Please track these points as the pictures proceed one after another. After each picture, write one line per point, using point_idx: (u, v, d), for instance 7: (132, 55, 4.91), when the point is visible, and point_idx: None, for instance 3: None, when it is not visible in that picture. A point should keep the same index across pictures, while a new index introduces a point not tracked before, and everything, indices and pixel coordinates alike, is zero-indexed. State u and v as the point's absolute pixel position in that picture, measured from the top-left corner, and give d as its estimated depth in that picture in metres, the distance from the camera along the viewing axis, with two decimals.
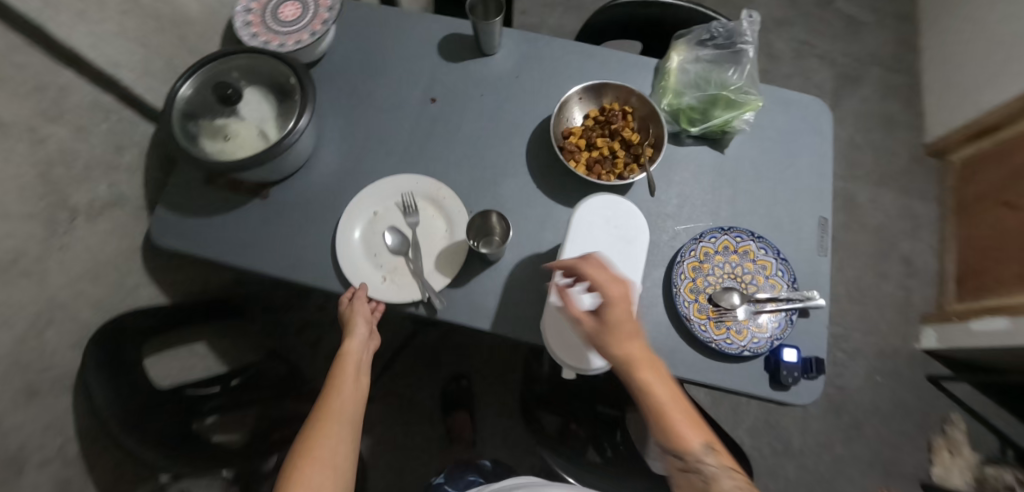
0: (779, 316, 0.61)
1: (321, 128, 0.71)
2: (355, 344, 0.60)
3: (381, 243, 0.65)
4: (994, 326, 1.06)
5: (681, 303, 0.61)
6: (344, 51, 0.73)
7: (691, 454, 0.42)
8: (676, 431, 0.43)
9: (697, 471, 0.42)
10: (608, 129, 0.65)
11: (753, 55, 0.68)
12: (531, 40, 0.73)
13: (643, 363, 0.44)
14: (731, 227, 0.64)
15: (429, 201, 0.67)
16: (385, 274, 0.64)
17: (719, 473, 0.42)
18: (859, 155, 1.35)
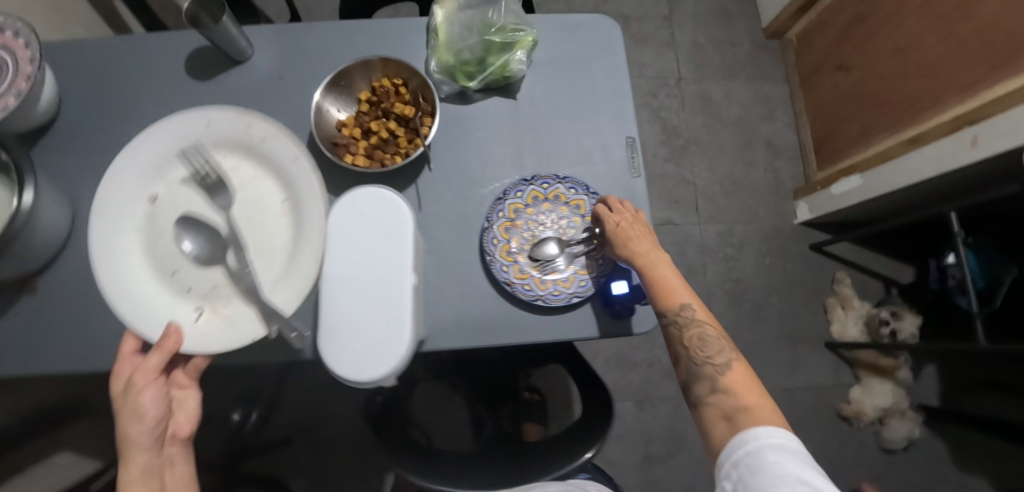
0: (601, 253, 0.60)
1: (78, 196, 0.63)
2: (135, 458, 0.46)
3: (179, 255, 0.54)
4: (851, 186, 1.13)
5: (499, 269, 0.58)
6: (79, 105, 0.65)
7: (672, 308, 0.54)
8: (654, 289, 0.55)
9: (677, 321, 0.54)
10: (381, 110, 0.60)
11: None
12: (285, 32, 0.66)
13: (635, 245, 0.55)
14: (535, 176, 0.61)
15: (227, 150, 0.56)
16: (200, 305, 0.53)
17: (691, 318, 0.54)
18: (706, 55, 1.36)
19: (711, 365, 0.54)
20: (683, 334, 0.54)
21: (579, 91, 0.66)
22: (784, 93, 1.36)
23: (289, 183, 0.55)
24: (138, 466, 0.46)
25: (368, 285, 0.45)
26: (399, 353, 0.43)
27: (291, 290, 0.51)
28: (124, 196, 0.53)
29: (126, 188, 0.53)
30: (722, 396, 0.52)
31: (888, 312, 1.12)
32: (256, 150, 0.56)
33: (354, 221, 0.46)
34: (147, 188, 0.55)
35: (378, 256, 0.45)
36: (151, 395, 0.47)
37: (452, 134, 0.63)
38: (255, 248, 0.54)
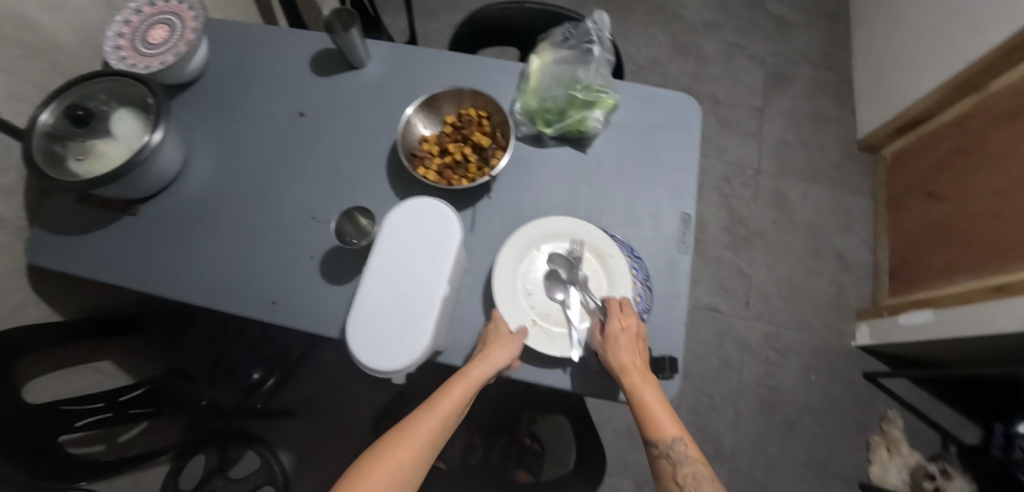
0: None
1: (195, 146, 0.73)
2: (484, 368, 0.51)
3: (536, 286, 0.60)
4: (922, 321, 1.05)
5: (527, 309, 0.59)
6: (219, 73, 0.76)
7: (661, 440, 0.51)
8: (647, 419, 0.51)
9: (666, 456, 0.50)
10: (460, 135, 0.66)
11: (600, 55, 0.68)
12: (399, 50, 0.75)
13: (631, 369, 0.53)
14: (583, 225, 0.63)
15: (593, 254, 0.61)
16: (535, 318, 0.58)
17: (683, 459, 0.50)
18: (790, 153, 1.34)
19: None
20: (675, 471, 0.50)
21: (647, 160, 0.68)
22: (867, 209, 1.30)
23: (589, 258, 0.61)
24: (481, 380, 0.51)
25: (403, 283, 0.48)
26: (412, 354, 0.45)
27: (546, 334, 0.58)
28: (524, 236, 0.61)
29: (530, 233, 0.61)
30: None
31: (937, 467, 1.01)
32: (607, 257, 0.61)
33: (410, 226, 0.50)
34: (519, 238, 0.60)
35: (417, 260, 0.49)
36: (500, 352, 0.53)
37: (518, 171, 0.67)
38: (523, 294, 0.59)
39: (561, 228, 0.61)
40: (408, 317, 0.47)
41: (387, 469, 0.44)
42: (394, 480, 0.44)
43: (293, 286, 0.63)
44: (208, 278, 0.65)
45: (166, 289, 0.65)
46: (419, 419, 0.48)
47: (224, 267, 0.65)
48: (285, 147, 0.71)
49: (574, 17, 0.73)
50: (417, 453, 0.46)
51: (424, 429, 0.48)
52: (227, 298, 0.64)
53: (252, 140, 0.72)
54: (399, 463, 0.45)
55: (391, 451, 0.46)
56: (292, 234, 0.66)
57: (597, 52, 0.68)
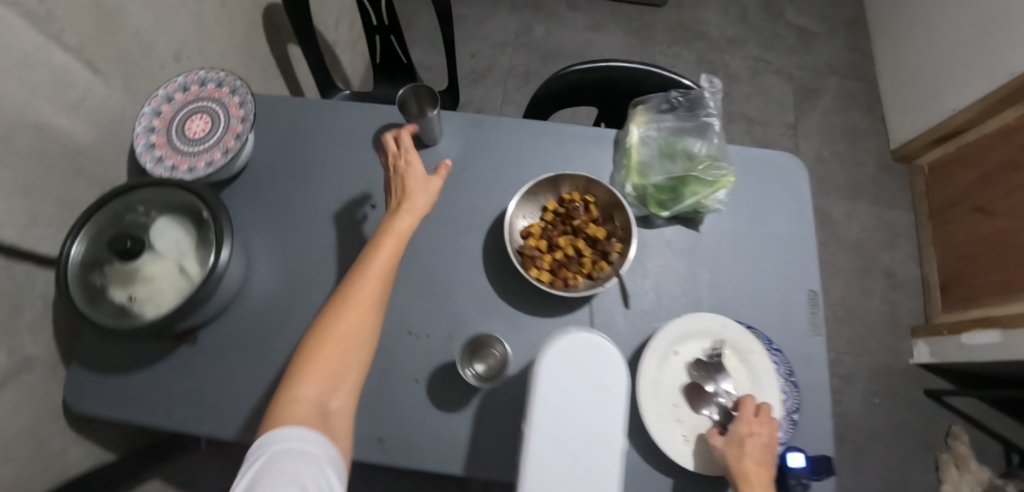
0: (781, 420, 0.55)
1: (253, 252, 0.63)
2: (406, 222, 0.50)
3: (679, 396, 0.55)
4: (989, 341, 1.04)
5: (676, 425, 0.53)
6: (269, 162, 0.67)
7: None
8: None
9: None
10: (569, 225, 0.59)
11: (718, 127, 0.63)
12: (475, 123, 0.67)
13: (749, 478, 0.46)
14: (719, 318, 0.57)
15: (732, 351, 0.57)
16: (686, 434, 0.53)
17: None
18: (829, 169, 1.32)
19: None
20: None
21: (764, 232, 0.63)
22: (908, 222, 1.29)
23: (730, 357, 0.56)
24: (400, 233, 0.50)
25: (578, 442, 0.41)
26: None
27: (703, 453, 0.52)
28: (661, 343, 0.55)
29: (665, 338, 0.55)
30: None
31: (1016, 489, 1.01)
32: (748, 355, 0.56)
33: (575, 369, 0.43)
34: (657, 346, 0.55)
35: (589, 412, 0.42)
36: (421, 195, 0.52)
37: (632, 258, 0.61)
38: (670, 408, 0.54)
39: (697, 327, 0.56)
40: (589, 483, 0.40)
41: (314, 384, 0.43)
42: (327, 382, 0.43)
43: (401, 417, 0.55)
44: None
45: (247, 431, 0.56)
46: (357, 295, 0.47)
47: None
48: (360, 247, 0.63)
49: (675, 80, 0.68)
50: (360, 350, 0.46)
51: (366, 318, 0.46)
52: None
53: (320, 239, 0.64)
54: (343, 363, 0.45)
55: (333, 350, 0.44)
56: (388, 354, 0.57)
57: (706, 123, 0.63)
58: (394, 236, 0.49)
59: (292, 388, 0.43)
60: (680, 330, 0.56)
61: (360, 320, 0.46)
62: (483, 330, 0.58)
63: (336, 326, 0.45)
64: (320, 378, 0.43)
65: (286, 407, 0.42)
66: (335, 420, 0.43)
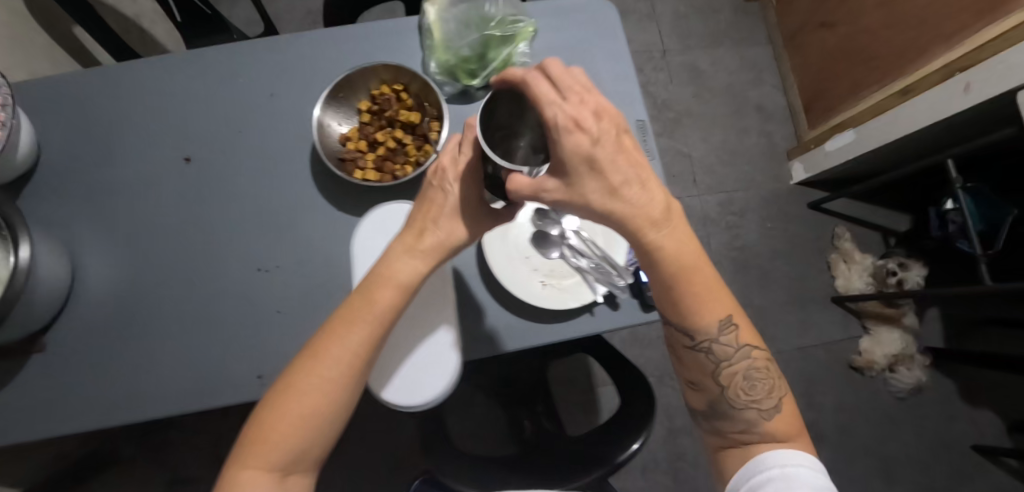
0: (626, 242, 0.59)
1: (76, 242, 0.59)
2: (404, 268, 0.41)
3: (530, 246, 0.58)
4: (846, 142, 1.14)
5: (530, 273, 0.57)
6: (62, 146, 0.60)
7: (709, 328, 0.45)
8: (691, 309, 0.44)
9: (710, 349, 0.46)
10: (384, 119, 0.58)
11: None
12: (271, 45, 0.63)
13: (659, 227, 0.40)
14: None
15: None
16: (544, 278, 0.57)
17: (729, 341, 0.46)
18: (688, 23, 1.34)
19: (755, 410, 0.46)
20: (717, 365, 0.47)
21: (585, 78, 0.64)
22: (768, 56, 1.36)
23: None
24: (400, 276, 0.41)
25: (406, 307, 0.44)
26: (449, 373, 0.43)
27: (559, 290, 0.56)
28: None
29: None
30: (762, 439, 0.45)
31: (896, 263, 1.18)
32: None
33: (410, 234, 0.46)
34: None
35: None
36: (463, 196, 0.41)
37: None
38: (523, 259, 0.57)
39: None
40: None
41: (281, 447, 0.39)
42: (293, 437, 0.39)
43: (276, 351, 0.56)
44: (170, 383, 0.55)
45: (125, 414, 0.55)
46: (323, 351, 0.40)
47: (184, 363, 0.56)
48: (190, 206, 0.60)
49: None
50: (318, 422, 0.40)
51: (333, 378, 0.40)
52: (207, 395, 0.55)
53: (146, 211, 0.60)
54: (300, 435, 0.40)
55: (286, 422, 0.39)
56: (247, 297, 0.57)
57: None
58: (390, 286, 0.41)
59: (245, 458, 0.39)
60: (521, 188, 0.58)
61: (330, 380, 0.40)
62: (333, 247, 0.58)
63: (303, 383, 0.39)
64: (275, 448, 0.39)
65: (233, 477, 0.39)
66: (290, 481, 0.41)
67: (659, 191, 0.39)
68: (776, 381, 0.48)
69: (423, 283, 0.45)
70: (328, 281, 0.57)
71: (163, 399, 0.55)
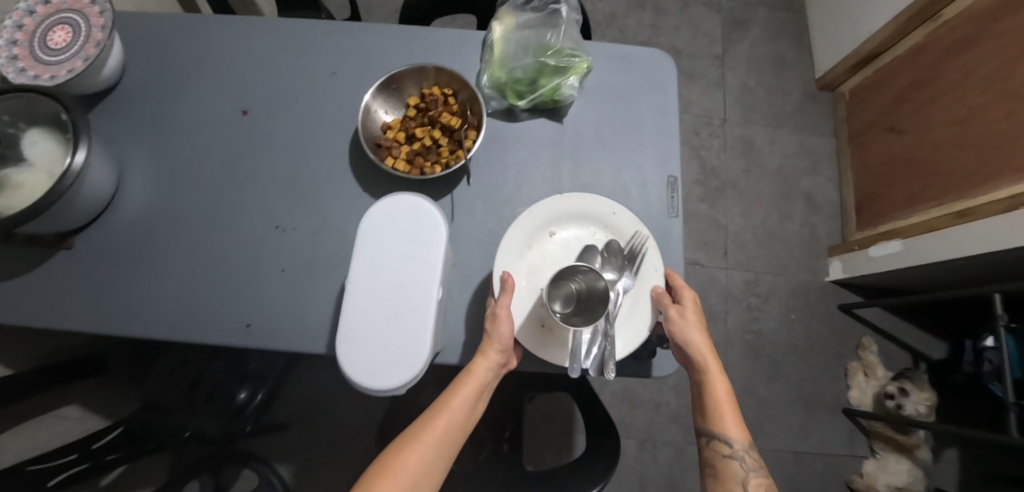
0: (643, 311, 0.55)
1: (127, 161, 0.64)
2: (479, 367, 0.50)
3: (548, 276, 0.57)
4: (891, 252, 1.09)
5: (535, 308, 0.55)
6: (142, 73, 0.66)
7: (735, 443, 0.55)
8: (725, 423, 0.55)
9: (738, 457, 0.55)
10: (426, 118, 0.61)
11: (567, 17, 0.65)
12: (346, 28, 0.67)
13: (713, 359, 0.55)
14: (580, 202, 0.57)
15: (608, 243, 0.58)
16: (544, 322, 0.55)
17: (749, 462, 0.55)
18: (753, 98, 1.33)
19: None
20: (743, 475, 0.55)
21: (629, 124, 0.65)
22: (830, 147, 1.32)
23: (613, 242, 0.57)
24: (478, 374, 0.50)
25: (392, 294, 0.44)
26: (415, 368, 0.42)
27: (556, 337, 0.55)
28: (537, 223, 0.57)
29: (540, 221, 0.57)
30: None
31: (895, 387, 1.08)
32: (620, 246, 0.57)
33: (415, 226, 0.46)
34: (533, 227, 0.57)
35: (403, 263, 0.45)
36: (505, 325, 0.51)
37: (494, 151, 0.63)
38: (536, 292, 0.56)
39: (581, 212, 0.58)
40: (407, 331, 0.43)
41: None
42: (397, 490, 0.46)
43: (268, 305, 0.58)
44: (168, 310, 0.58)
45: (119, 328, 0.58)
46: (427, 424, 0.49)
47: (186, 296, 0.59)
48: (234, 155, 0.64)
49: None
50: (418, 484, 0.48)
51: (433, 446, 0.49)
52: (193, 331, 0.57)
53: (194, 148, 0.64)
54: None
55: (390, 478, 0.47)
56: (257, 248, 0.60)
57: (554, 10, 0.65)
58: (469, 383, 0.50)
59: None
60: (548, 217, 0.57)
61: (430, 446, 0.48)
62: (346, 222, 0.60)
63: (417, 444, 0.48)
64: None
65: None
66: None
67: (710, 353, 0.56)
68: None
69: (415, 277, 0.44)
70: (333, 253, 0.59)
71: (157, 322, 0.58)
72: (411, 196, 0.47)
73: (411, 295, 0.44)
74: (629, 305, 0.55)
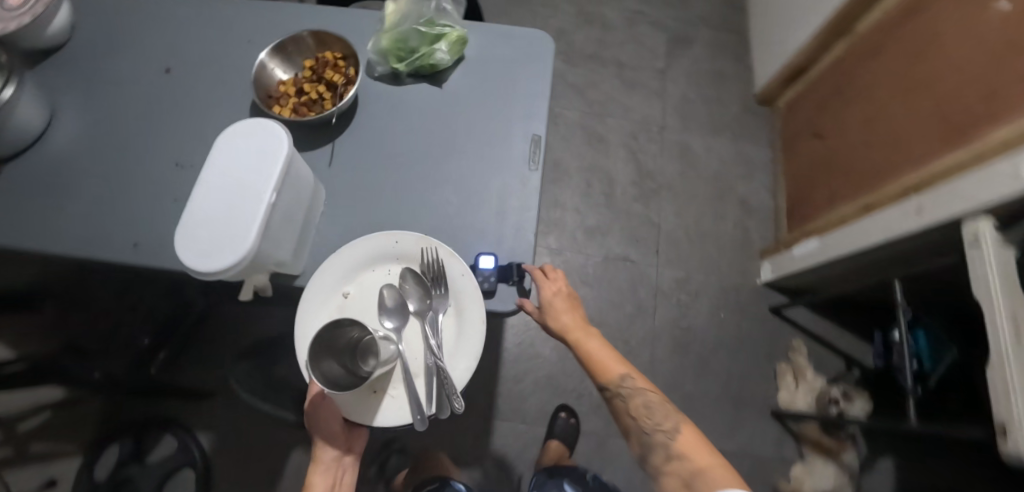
0: (457, 328, 0.59)
1: (60, 107, 0.73)
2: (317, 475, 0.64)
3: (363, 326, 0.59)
4: (810, 249, 1.11)
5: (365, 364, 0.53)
6: (88, 36, 0.76)
7: (612, 381, 0.63)
8: (601, 364, 0.63)
9: (620, 393, 0.62)
10: (314, 76, 0.68)
11: None
12: (265, 5, 0.76)
13: (572, 327, 0.64)
14: (394, 235, 0.60)
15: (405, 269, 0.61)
16: (372, 387, 0.58)
17: (634, 388, 0.62)
18: (692, 108, 1.41)
19: (661, 432, 0.59)
20: (629, 404, 0.62)
21: (501, 88, 0.71)
22: (766, 156, 1.37)
23: (408, 269, 0.61)
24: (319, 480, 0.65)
25: (231, 194, 0.50)
26: (239, 254, 0.48)
27: (392, 398, 0.57)
28: (332, 282, 0.60)
29: (331, 280, 0.60)
30: (677, 460, 0.56)
31: (840, 391, 1.09)
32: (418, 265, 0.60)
33: (266, 143, 0.52)
34: (335, 275, 0.60)
35: (247, 171, 0.51)
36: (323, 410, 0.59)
37: (376, 109, 0.69)
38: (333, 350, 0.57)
39: (372, 253, 0.61)
40: (236, 225, 0.49)
41: None
42: None
43: (154, 228, 0.64)
44: (71, 228, 0.65)
45: (19, 242, 0.64)
46: None
47: (86, 217, 0.65)
48: (151, 105, 0.72)
49: None
50: None
51: None
52: (86, 246, 0.64)
53: (121, 97, 0.73)
54: None
55: None
56: (155, 181, 0.67)
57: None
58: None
59: None
60: (347, 268, 0.60)
61: None
62: None
63: None
64: None
65: None
66: None
67: (572, 316, 0.64)
68: (675, 412, 0.61)
69: (256, 180, 0.51)
70: None
71: (58, 239, 0.64)
72: (265, 121, 0.54)
73: (245, 196, 0.50)
74: (452, 329, 0.60)
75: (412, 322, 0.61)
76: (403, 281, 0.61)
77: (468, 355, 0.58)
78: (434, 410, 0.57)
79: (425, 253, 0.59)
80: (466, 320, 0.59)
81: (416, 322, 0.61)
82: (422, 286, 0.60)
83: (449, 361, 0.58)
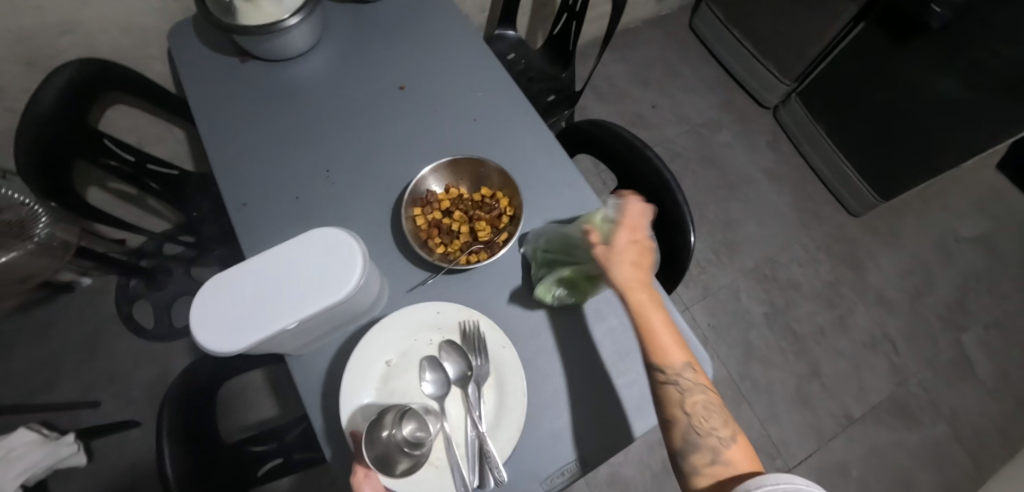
0: (496, 405, 0.53)
1: (321, 44, 0.78)
2: None
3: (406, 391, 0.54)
4: None
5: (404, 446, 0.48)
6: (388, 9, 0.80)
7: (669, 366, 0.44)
8: (659, 347, 0.45)
9: (676, 384, 0.44)
10: (473, 211, 0.64)
11: None
12: (518, 101, 0.72)
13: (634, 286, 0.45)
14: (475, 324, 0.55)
15: (455, 331, 0.56)
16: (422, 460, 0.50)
17: (693, 384, 0.44)
18: (839, 482, 1.08)
19: (716, 436, 0.43)
20: (684, 396, 0.44)
21: (610, 372, 0.57)
22: None
23: (449, 341, 0.55)
24: None
25: (273, 292, 0.48)
26: (223, 349, 0.45)
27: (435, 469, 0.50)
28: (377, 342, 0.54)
29: (378, 341, 0.55)
30: (723, 469, 0.41)
31: None
32: (473, 334, 0.55)
33: (339, 267, 0.48)
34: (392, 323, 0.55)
35: (303, 281, 0.48)
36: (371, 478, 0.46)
37: (490, 279, 0.61)
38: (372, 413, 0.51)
39: (424, 314, 0.56)
40: (247, 323, 0.46)
41: None
42: None
43: (264, 201, 0.66)
44: (230, 144, 0.71)
45: (204, 126, 0.72)
46: None
47: (246, 147, 0.70)
48: (366, 101, 0.73)
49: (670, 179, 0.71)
50: None
51: None
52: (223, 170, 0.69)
53: (357, 74, 0.75)
54: None
55: None
56: (304, 165, 0.69)
57: None
58: None
59: None
60: (400, 330, 0.55)
61: None
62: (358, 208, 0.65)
63: None
64: None
65: None
66: None
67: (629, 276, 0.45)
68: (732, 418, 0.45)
69: (303, 297, 0.47)
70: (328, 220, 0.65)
71: (221, 146, 0.70)
72: (353, 237, 0.50)
73: (283, 303, 0.47)
74: (488, 397, 0.53)
75: (455, 393, 0.54)
76: (445, 349, 0.55)
77: (509, 432, 0.51)
78: (478, 483, 0.50)
79: (466, 326, 0.55)
80: (512, 388, 0.53)
81: (454, 391, 0.54)
82: (462, 354, 0.54)
83: (489, 439, 0.51)
